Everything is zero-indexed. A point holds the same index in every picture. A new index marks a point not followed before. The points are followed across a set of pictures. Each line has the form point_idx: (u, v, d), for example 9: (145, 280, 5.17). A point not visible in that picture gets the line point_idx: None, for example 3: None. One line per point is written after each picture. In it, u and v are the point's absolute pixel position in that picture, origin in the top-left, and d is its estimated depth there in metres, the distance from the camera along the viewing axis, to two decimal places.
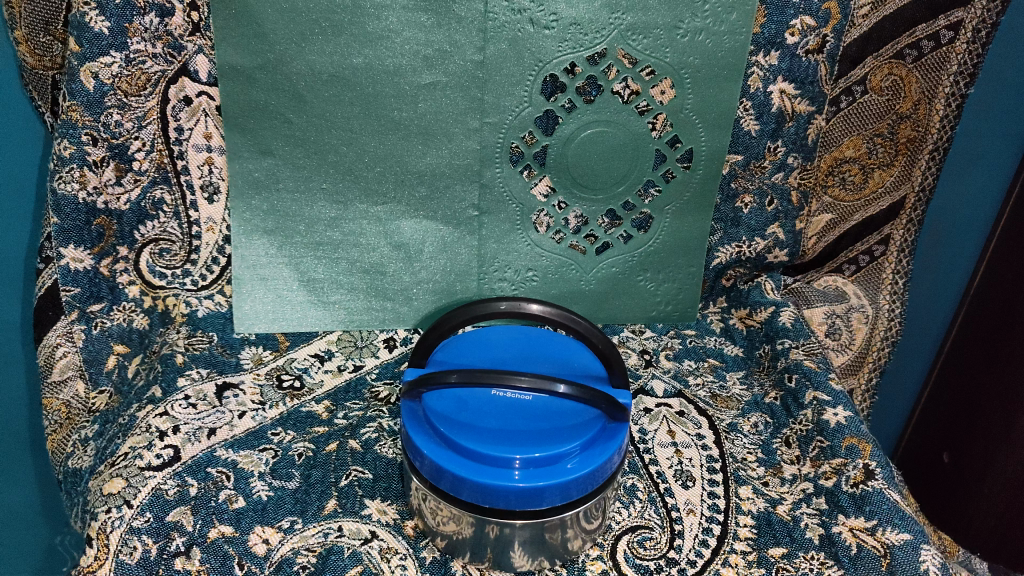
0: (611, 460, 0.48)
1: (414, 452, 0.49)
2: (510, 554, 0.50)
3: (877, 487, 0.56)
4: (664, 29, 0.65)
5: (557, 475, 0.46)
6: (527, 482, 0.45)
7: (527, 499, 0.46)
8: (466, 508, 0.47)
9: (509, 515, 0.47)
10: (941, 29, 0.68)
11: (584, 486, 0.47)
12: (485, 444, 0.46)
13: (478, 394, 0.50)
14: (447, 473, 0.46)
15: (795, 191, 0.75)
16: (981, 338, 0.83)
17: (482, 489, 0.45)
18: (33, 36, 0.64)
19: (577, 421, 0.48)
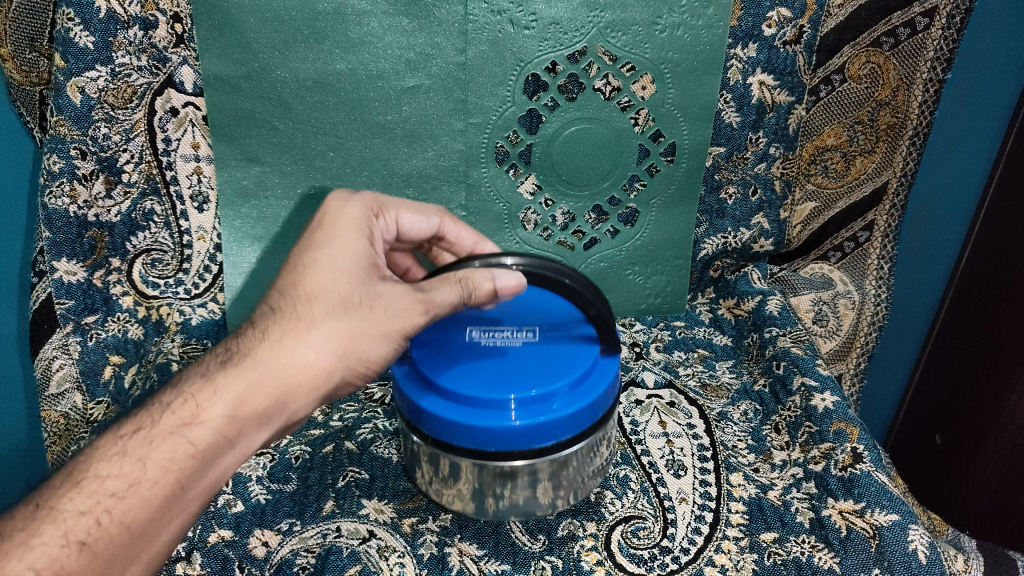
0: (602, 399, 0.50)
1: (412, 410, 0.49)
2: (508, 502, 0.52)
3: (865, 470, 0.57)
4: (643, 25, 0.66)
5: (551, 417, 0.47)
6: (522, 424, 0.47)
7: (532, 437, 0.47)
8: (461, 455, 0.48)
9: (506, 459, 0.48)
10: (916, 16, 0.69)
11: (585, 419, 0.49)
12: (476, 389, 0.47)
13: (466, 345, 0.51)
14: (439, 420, 0.48)
15: (778, 181, 0.76)
16: (968, 319, 0.84)
17: (488, 433, 0.47)
18: (18, 53, 0.65)
19: (568, 363, 0.50)
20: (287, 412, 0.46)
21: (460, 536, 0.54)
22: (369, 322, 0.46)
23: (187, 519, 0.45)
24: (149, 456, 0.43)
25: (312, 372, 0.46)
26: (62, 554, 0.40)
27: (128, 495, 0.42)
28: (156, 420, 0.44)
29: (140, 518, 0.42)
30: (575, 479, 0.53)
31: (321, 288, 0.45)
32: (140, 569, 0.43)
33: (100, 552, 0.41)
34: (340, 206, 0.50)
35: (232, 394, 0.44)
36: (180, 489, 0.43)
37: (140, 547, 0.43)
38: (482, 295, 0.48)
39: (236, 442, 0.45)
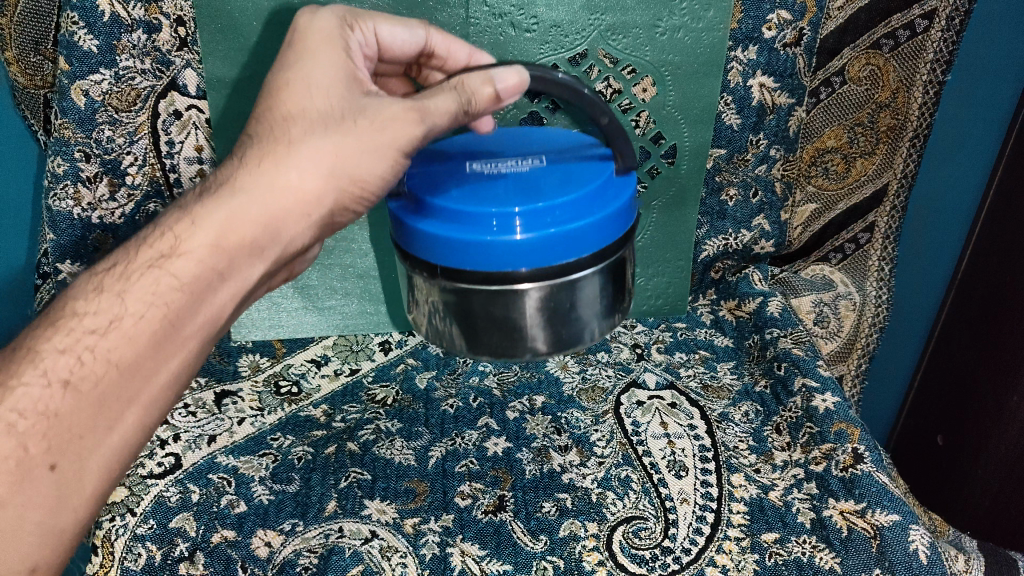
0: (614, 216, 0.49)
1: (426, 241, 0.49)
2: (527, 332, 0.52)
3: (866, 470, 0.57)
4: (644, 28, 0.66)
5: (559, 230, 0.47)
6: (532, 238, 0.47)
7: (557, 248, 0.47)
8: (472, 281, 0.49)
9: (516, 278, 0.48)
10: (915, 18, 0.69)
11: (607, 230, 0.49)
12: (478, 205, 0.47)
13: (471, 175, 0.51)
14: (445, 242, 0.48)
15: (778, 182, 0.76)
16: (969, 320, 0.84)
17: (513, 249, 0.47)
18: (24, 56, 0.66)
19: (575, 180, 0.49)
20: (281, 241, 0.46)
21: (462, 536, 0.54)
22: (358, 137, 0.45)
23: (188, 359, 0.45)
24: (127, 290, 0.43)
25: (303, 195, 0.45)
26: (46, 394, 0.41)
27: (111, 332, 0.42)
28: (134, 257, 0.44)
29: (126, 356, 0.43)
30: (590, 309, 0.52)
31: (299, 109, 0.45)
32: (142, 410, 0.44)
33: (87, 390, 0.42)
34: (308, 31, 0.49)
35: (216, 221, 0.44)
36: (170, 326, 0.43)
37: (136, 389, 0.44)
38: (481, 104, 0.47)
39: (229, 271, 0.45)
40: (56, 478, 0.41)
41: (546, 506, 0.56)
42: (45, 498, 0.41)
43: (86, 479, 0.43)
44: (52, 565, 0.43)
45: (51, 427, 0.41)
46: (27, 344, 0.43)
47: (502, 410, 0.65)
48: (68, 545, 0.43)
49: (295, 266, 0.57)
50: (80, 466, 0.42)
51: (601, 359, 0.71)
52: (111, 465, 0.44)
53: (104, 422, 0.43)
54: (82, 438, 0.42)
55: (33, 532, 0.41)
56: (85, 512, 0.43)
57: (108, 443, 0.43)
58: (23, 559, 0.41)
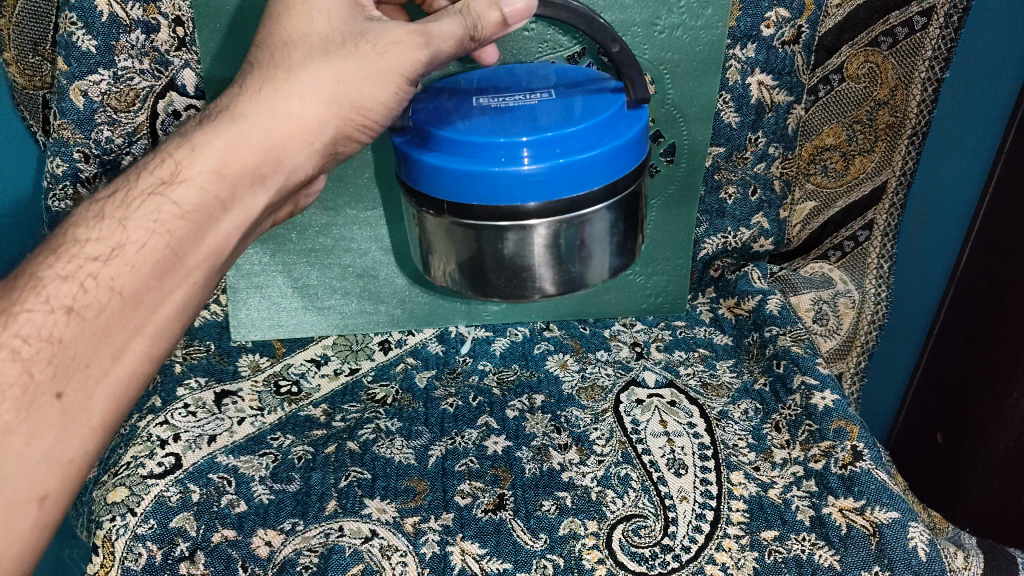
0: (623, 148, 0.50)
1: (434, 174, 0.49)
2: (536, 272, 0.52)
3: (865, 467, 0.57)
4: (642, 26, 0.65)
5: (567, 161, 0.47)
6: (540, 171, 0.47)
7: (565, 179, 0.48)
8: (481, 216, 0.49)
9: (525, 212, 0.48)
10: (914, 16, 0.69)
11: (617, 163, 0.49)
12: (486, 137, 0.48)
13: (478, 108, 0.51)
14: (453, 175, 0.48)
15: (777, 180, 0.76)
16: (969, 317, 0.84)
17: (522, 180, 0.47)
18: (22, 57, 0.66)
19: (583, 113, 0.49)
20: (283, 170, 0.46)
21: (462, 535, 0.54)
22: (360, 63, 0.46)
23: (192, 294, 0.45)
24: (128, 217, 0.43)
25: (304, 122, 0.45)
26: (50, 320, 0.41)
27: (114, 259, 0.42)
28: (135, 185, 0.44)
29: (130, 285, 0.42)
30: (599, 249, 0.52)
31: (300, 34, 0.45)
32: (149, 341, 0.44)
33: (91, 317, 0.41)
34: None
35: (218, 149, 0.44)
36: (173, 255, 0.43)
37: (142, 319, 0.43)
38: (487, 30, 0.48)
39: (232, 200, 0.45)
40: (63, 406, 0.41)
41: (545, 504, 0.57)
42: (51, 424, 0.40)
43: (93, 407, 0.42)
44: (61, 499, 0.42)
45: (56, 353, 0.41)
46: (29, 273, 0.42)
47: (502, 409, 0.65)
48: (77, 476, 0.42)
49: (298, 203, 0.59)
50: (85, 397, 0.41)
51: (600, 358, 0.71)
52: (118, 397, 0.43)
53: (109, 351, 0.42)
54: (87, 367, 0.41)
55: (38, 458, 0.40)
56: (94, 444, 0.42)
57: (112, 375, 0.43)
58: (31, 486, 0.40)
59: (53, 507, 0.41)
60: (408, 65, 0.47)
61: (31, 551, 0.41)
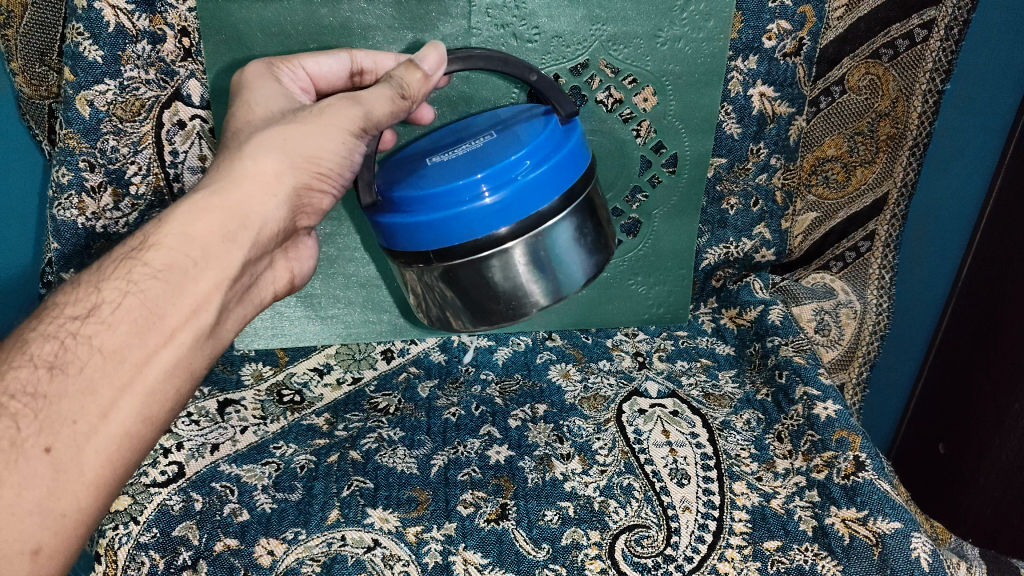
0: (570, 155, 0.50)
1: (409, 235, 0.49)
2: (527, 287, 0.51)
3: (868, 478, 0.57)
4: (644, 38, 0.66)
5: (523, 182, 0.48)
6: (501, 199, 0.48)
7: (528, 198, 0.48)
8: (466, 254, 0.49)
9: (499, 238, 0.48)
10: (915, 28, 0.69)
11: (570, 166, 0.50)
12: (441, 185, 0.48)
13: (433, 167, 0.52)
14: (420, 227, 0.49)
15: (779, 192, 0.77)
16: (969, 328, 0.84)
17: (489, 212, 0.48)
18: (29, 66, 0.67)
19: (523, 141, 0.50)
20: (254, 228, 0.45)
21: (464, 544, 0.54)
22: (302, 124, 0.47)
23: (184, 350, 0.42)
24: (103, 280, 0.41)
25: (260, 178, 0.46)
26: (32, 377, 0.38)
27: (94, 317, 0.40)
28: (110, 255, 0.43)
29: (109, 341, 0.40)
30: (577, 249, 0.52)
31: (245, 122, 0.49)
32: (139, 399, 0.40)
33: (75, 373, 0.39)
34: (240, 72, 0.54)
35: (185, 212, 0.44)
36: (153, 311, 0.41)
37: (128, 375, 0.40)
38: (414, 87, 0.50)
39: (207, 256, 0.43)
40: (52, 460, 0.37)
41: (548, 514, 0.57)
42: (41, 480, 0.37)
43: (86, 464, 0.39)
44: (57, 553, 0.38)
45: (41, 410, 0.38)
46: (15, 337, 0.41)
47: (504, 419, 0.65)
48: (73, 534, 0.38)
49: (296, 267, 0.56)
50: (76, 451, 0.38)
51: (603, 368, 0.71)
52: (111, 455, 0.40)
53: (96, 408, 0.39)
54: (74, 422, 0.38)
55: (30, 513, 0.36)
56: (89, 500, 0.39)
57: (102, 432, 0.39)
58: (21, 539, 0.36)
59: (49, 562, 0.37)
60: (348, 120, 0.48)
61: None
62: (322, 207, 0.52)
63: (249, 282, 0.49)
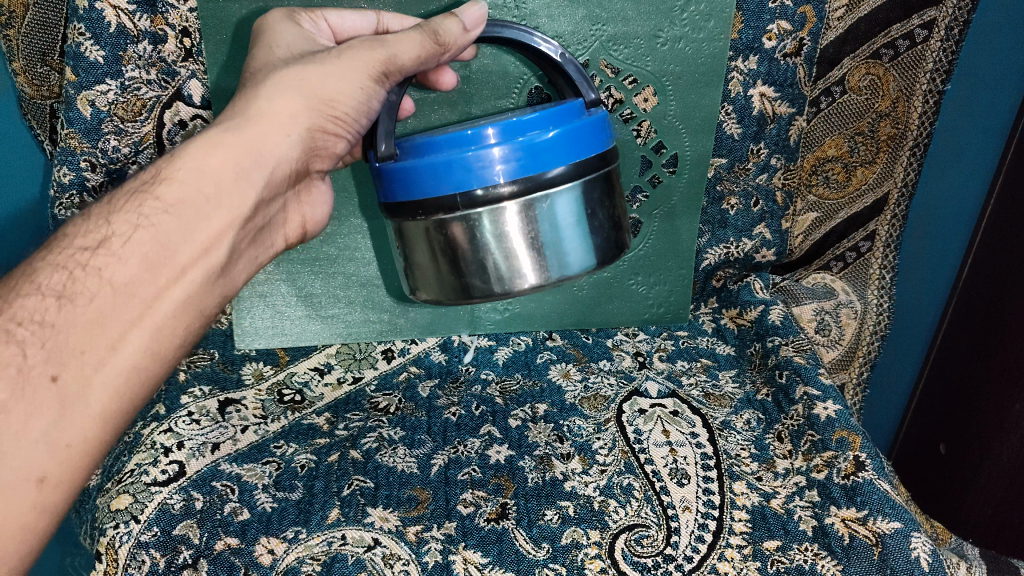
0: (591, 130, 0.51)
1: (418, 182, 0.49)
2: (519, 259, 0.51)
3: (868, 477, 0.57)
4: (645, 38, 0.66)
5: (538, 138, 0.48)
6: (518, 150, 0.48)
7: (541, 156, 0.48)
8: (472, 203, 0.48)
9: (505, 189, 0.48)
10: (915, 28, 0.69)
11: (588, 141, 0.50)
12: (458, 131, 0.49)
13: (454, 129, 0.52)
14: (430, 168, 0.48)
15: (780, 192, 0.77)
16: (970, 328, 0.84)
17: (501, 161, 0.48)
18: (31, 67, 0.67)
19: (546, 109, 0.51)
20: (266, 167, 0.49)
21: (464, 544, 0.54)
22: (322, 64, 0.49)
23: (190, 287, 0.46)
24: (113, 215, 0.45)
25: (276, 117, 0.49)
26: (42, 306, 0.41)
27: (104, 249, 0.43)
28: (121, 189, 0.46)
29: (119, 275, 0.43)
30: (576, 232, 0.51)
31: (265, 63, 0.51)
32: (148, 333, 0.44)
33: (84, 304, 0.42)
34: (262, 18, 0.55)
35: (198, 148, 0.47)
36: (163, 246, 0.44)
37: (138, 309, 0.44)
38: (449, 36, 0.52)
39: (217, 195, 0.47)
40: (59, 390, 0.40)
41: (548, 514, 0.57)
42: (48, 409, 0.40)
43: (93, 395, 0.42)
44: (61, 482, 0.41)
45: (50, 338, 0.41)
46: (27, 267, 0.43)
47: (504, 418, 0.65)
48: (80, 463, 0.41)
49: (308, 212, 0.60)
50: (84, 381, 0.41)
51: (603, 368, 0.71)
52: (118, 387, 0.43)
53: (105, 340, 0.42)
54: (83, 354, 0.42)
55: (36, 440, 0.39)
56: (95, 431, 0.42)
57: (111, 364, 0.42)
58: (28, 467, 0.39)
59: (54, 489, 0.40)
60: (368, 64, 0.50)
61: (32, 533, 0.40)
62: (334, 150, 0.55)
63: (263, 221, 0.53)
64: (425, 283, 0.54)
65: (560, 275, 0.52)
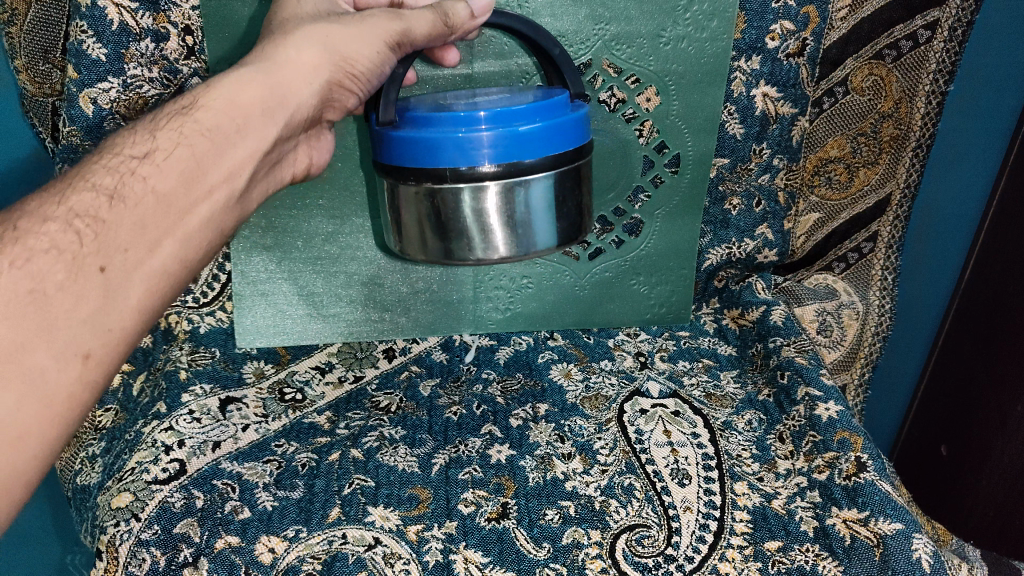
0: (580, 123, 0.52)
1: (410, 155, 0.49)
2: (493, 234, 0.52)
3: (869, 478, 0.57)
4: (647, 38, 0.66)
5: (532, 125, 0.48)
6: (506, 136, 0.48)
7: (533, 144, 0.49)
8: (463, 179, 0.49)
9: (495, 171, 0.49)
10: (918, 29, 0.69)
11: (577, 133, 0.51)
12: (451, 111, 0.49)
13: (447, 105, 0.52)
14: (422, 142, 0.48)
15: (782, 192, 0.77)
16: (971, 331, 0.84)
17: (495, 143, 0.48)
18: (32, 64, 0.67)
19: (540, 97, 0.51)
20: (290, 108, 0.50)
21: (465, 543, 0.54)
22: (345, 24, 0.50)
23: (215, 207, 0.46)
24: (158, 130, 0.45)
25: (300, 67, 0.49)
26: (95, 201, 0.41)
27: (149, 161, 0.44)
28: (162, 110, 0.47)
29: (161, 185, 0.43)
30: (550, 213, 0.52)
31: (292, 13, 0.51)
32: (180, 243, 0.44)
33: (132, 205, 0.42)
34: None
35: (229, 83, 0.47)
36: (197, 165, 0.45)
37: (175, 219, 0.44)
38: (459, 18, 0.52)
39: (246, 125, 0.47)
40: (106, 279, 0.40)
41: (549, 513, 0.57)
42: (94, 295, 0.40)
43: (132, 290, 0.42)
44: (102, 363, 0.40)
45: (101, 233, 0.41)
46: (79, 168, 0.44)
47: (505, 418, 0.65)
48: (120, 347, 0.41)
49: (314, 158, 0.62)
50: (126, 276, 0.41)
51: (604, 367, 0.71)
52: (153, 288, 0.43)
53: (145, 242, 0.42)
54: (126, 251, 0.41)
55: (82, 322, 0.39)
56: (132, 323, 0.42)
57: (148, 266, 0.42)
58: (75, 344, 0.39)
59: (96, 369, 0.40)
60: (385, 32, 0.51)
61: (75, 408, 0.39)
62: (346, 103, 0.56)
63: (277, 157, 0.54)
64: (403, 244, 0.55)
65: (529, 252, 0.53)
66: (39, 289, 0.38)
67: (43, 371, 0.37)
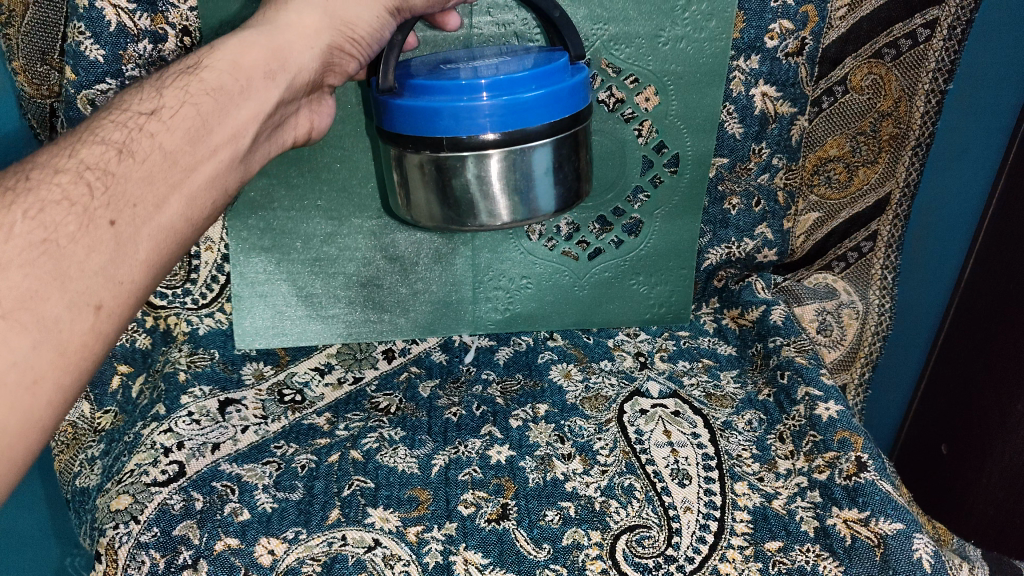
0: (579, 89, 0.52)
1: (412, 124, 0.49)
2: (495, 199, 0.52)
3: (870, 478, 0.57)
4: (646, 38, 0.66)
5: (531, 93, 0.49)
6: (504, 105, 0.48)
7: (532, 112, 0.49)
8: (463, 148, 0.49)
9: (495, 140, 0.49)
10: (917, 28, 0.69)
11: (575, 99, 0.51)
12: (449, 80, 0.49)
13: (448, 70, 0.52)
14: (422, 111, 0.48)
15: (781, 191, 0.77)
16: (971, 330, 0.84)
17: (494, 111, 0.48)
18: (30, 66, 0.66)
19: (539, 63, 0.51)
20: (291, 69, 0.50)
21: (465, 544, 0.54)
22: None
23: (221, 167, 0.46)
24: (164, 89, 0.45)
25: (302, 30, 0.50)
26: (104, 154, 0.41)
27: (155, 118, 0.44)
28: (167, 72, 0.47)
29: (168, 142, 0.43)
30: (550, 179, 0.52)
31: None
32: (185, 200, 0.43)
33: (140, 161, 0.42)
34: None
35: (232, 46, 0.48)
36: (203, 124, 0.45)
37: (181, 175, 0.43)
38: None
39: (249, 88, 0.47)
40: (116, 231, 0.40)
41: (549, 515, 0.56)
42: (106, 246, 0.39)
43: (142, 243, 0.41)
44: (114, 315, 0.39)
45: (110, 185, 0.40)
46: (87, 125, 0.44)
47: (505, 419, 0.65)
48: (130, 300, 0.40)
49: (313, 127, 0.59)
50: (136, 229, 0.41)
51: (604, 368, 0.71)
52: (161, 244, 0.42)
53: (152, 198, 0.42)
54: (135, 205, 0.41)
55: (93, 273, 0.38)
56: (142, 278, 0.41)
57: (155, 222, 0.42)
58: (87, 292, 0.38)
59: (108, 320, 0.39)
60: None
61: (86, 360, 0.39)
62: (348, 70, 0.54)
63: (280, 120, 0.53)
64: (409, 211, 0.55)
65: (530, 217, 0.53)
66: (51, 239, 0.37)
67: (57, 318, 0.37)
